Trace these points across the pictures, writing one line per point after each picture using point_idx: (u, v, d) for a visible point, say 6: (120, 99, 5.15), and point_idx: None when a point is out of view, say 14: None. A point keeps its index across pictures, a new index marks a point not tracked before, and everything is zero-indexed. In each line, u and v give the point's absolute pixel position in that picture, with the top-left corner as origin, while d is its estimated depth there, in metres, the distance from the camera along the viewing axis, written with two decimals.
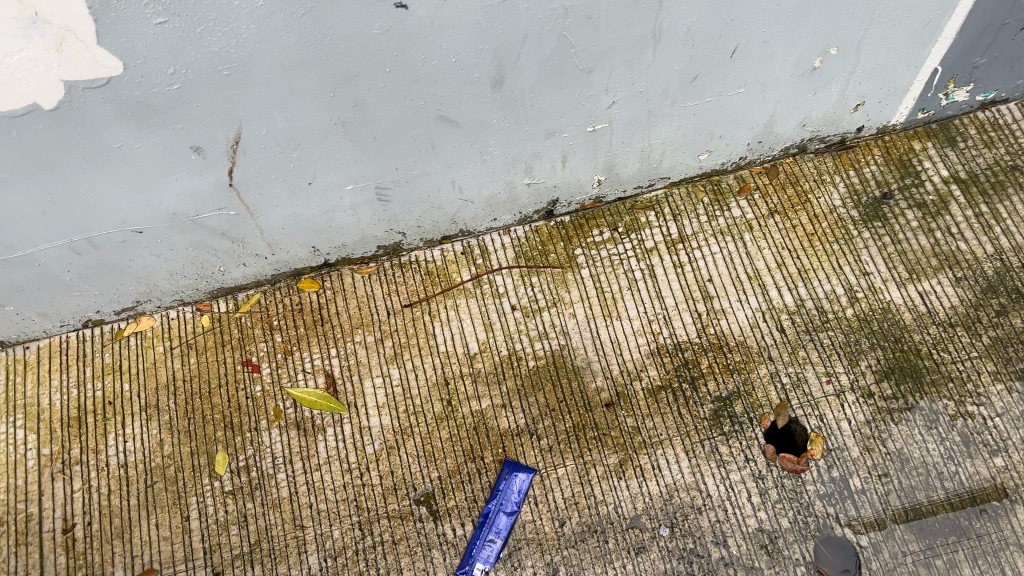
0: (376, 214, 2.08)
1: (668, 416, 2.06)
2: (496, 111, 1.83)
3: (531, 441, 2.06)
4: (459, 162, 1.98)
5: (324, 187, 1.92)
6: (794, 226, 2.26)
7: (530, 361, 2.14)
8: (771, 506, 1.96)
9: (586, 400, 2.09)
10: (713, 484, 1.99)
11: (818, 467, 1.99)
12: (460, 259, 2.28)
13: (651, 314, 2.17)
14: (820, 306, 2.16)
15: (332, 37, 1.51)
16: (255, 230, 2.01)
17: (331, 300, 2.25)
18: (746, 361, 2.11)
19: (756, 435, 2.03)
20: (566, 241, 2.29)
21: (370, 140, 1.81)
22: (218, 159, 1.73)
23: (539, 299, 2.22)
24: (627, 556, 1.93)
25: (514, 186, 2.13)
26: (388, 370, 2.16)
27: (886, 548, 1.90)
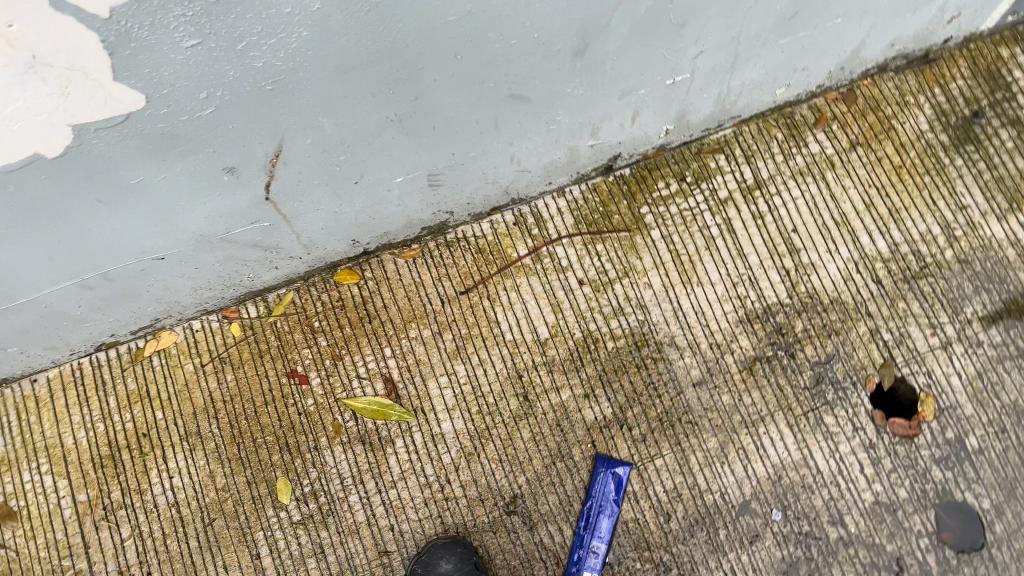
0: (425, 200, 1.80)
1: (766, 389, 1.90)
2: (574, 81, 1.54)
3: (621, 432, 1.89)
4: (522, 137, 1.69)
5: (372, 184, 1.63)
6: (879, 158, 2.03)
7: (609, 342, 1.94)
8: (886, 476, 1.85)
9: (676, 380, 1.92)
10: (822, 460, 1.86)
11: (931, 430, 1.86)
12: (513, 231, 2.01)
13: (735, 276, 1.97)
14: (918, 249, 1.97)
15: (399, 29, 1.21)
16: (292, 236, 1.73)
17: (376, 292, 1.99)
18: (843, 320, 1.93)
19: (862, 401, 1.89)
20: (629, 198, 2.02)
21: (429, 130, 1.51)
22: (254, 176, 1.45)
23: (608, 270, 1.98)
24: (741, 547, 1.82)
25: (576, 149, 1.84)
26: (452, 368, 1.94)
27: (1008, 508, 1.82)
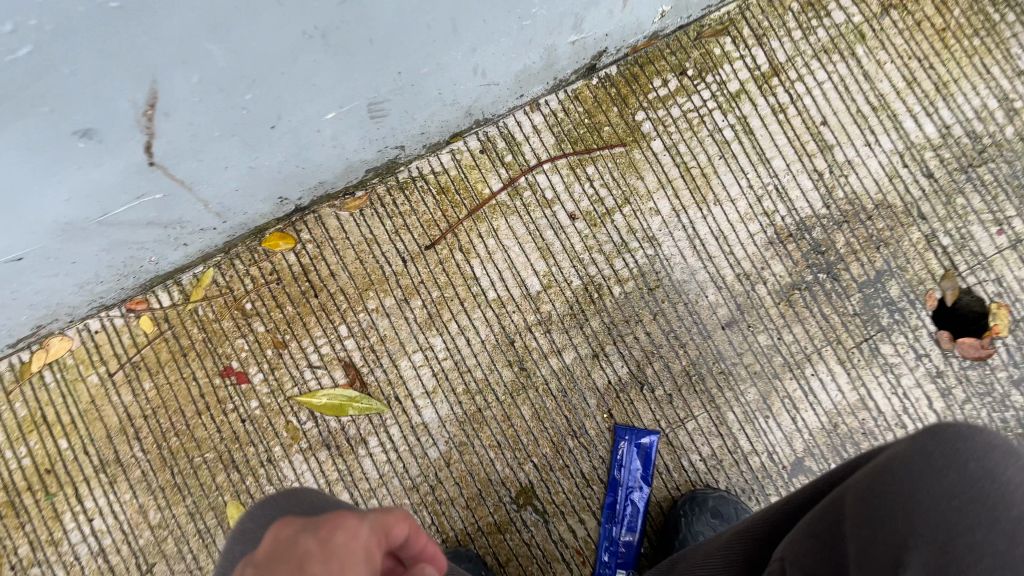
0: (366, 135, 1.40)
1: (809, 322, 1.57)
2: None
3: (642, 395, 1.56)
4: (488, 40, 1.28)
5: (295, 125, 1.23)
6: (917, 22, 1.66)
7: (615, 286, 1.59)
8: (960, 410, 1.55)
9: (700, 324, 1.58)
10: (884, 399, 1.55)
11: (1007, 348, 1.56)
12: (482, 161, 1.63)
13: (757, 187, 1.61)
14: (972, 130, 1.63)
15: None
16: (196, 204, 1.31)
17: (319, 259, 1.59)
18: (893, 228, 1.60)
19: (924, 322, 1.57)
20: (620, 104, 1.64)
21: (364, 45, 1.10)
22: (124, 137, 1.03)
23: (604, 198, 1.62)
24: None
25: (554, 49, 1.43)
26: (427, 342, 1.57)
27: None
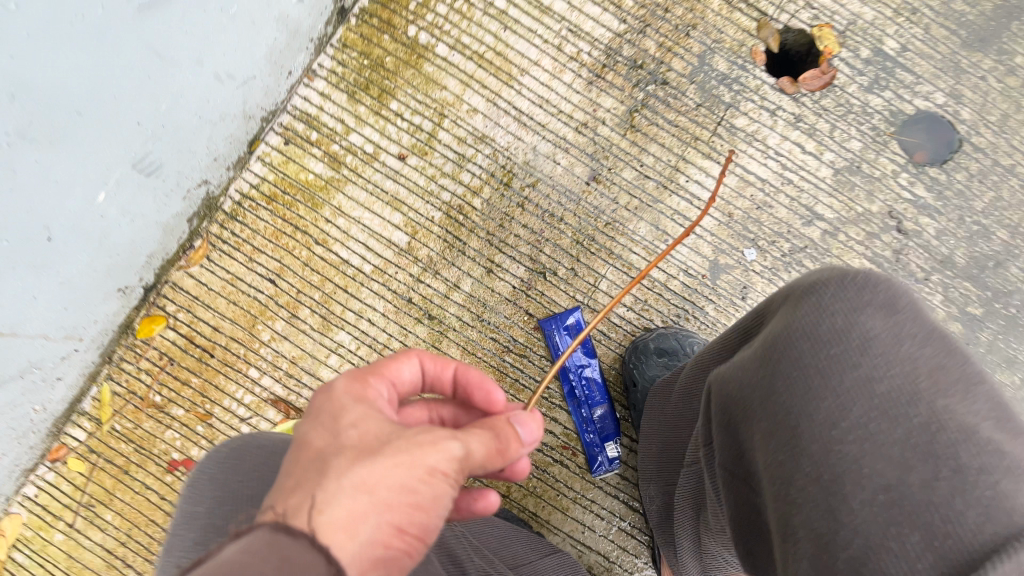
0: (157, 192, 1.35)
1: (661, 135, 1.55)
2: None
3: (550, 282, 1.54)
4: (206, 41, 1.22)
5: (70, 224, 1.19)
6: None
7: (475, 199, 1.56)
8: (831, 139, 1.54)
9: (567, 189, 1.55)
10: (761, 168, 1.54)
11: (846, 62, 1.55)
12: (292, 152, 1.57)
13: (552, 37, 1.57)
14: None
15: None
16: (32, 341, 1.28)
17: (195, 321, 1.57)
18: (692, 7, 1.56)
19: (761, 79, 1.55)
20: (388, 30, 1.58)
21: (70, 117, 1.05)
22: None
23: (424, 124, 1.57)
24: (739, 308, 1.53)
25: (285, 15, 1.38)
26: (334, 341, 1.55)
27: (964, 88, 1.54)
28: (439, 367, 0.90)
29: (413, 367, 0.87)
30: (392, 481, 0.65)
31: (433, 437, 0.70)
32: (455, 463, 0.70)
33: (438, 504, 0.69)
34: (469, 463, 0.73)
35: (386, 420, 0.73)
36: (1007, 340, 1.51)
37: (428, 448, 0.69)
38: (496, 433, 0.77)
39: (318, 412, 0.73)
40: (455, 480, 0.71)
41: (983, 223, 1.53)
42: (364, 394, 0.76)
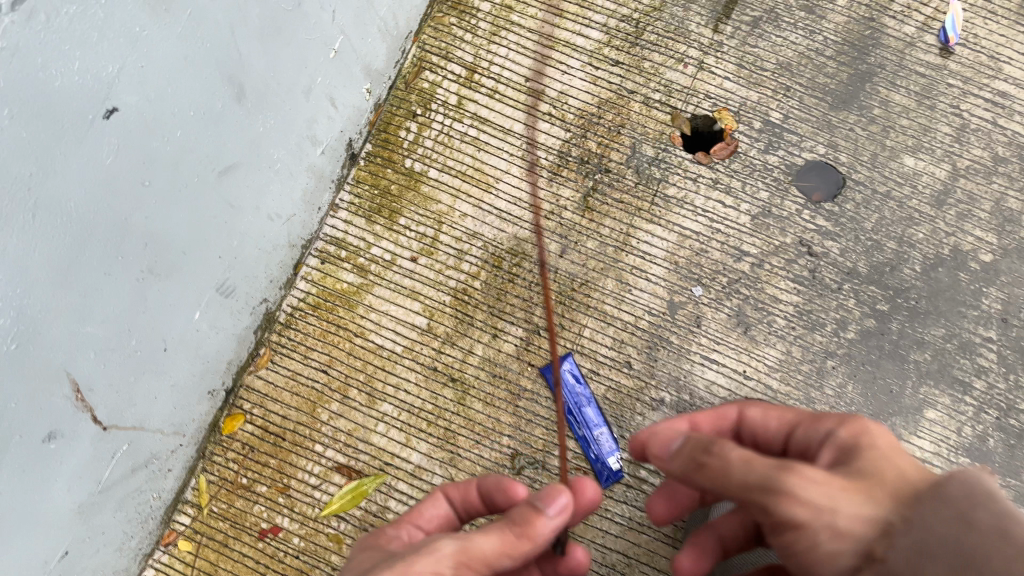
0: (234, 310, 1.75)
1: (612, 211, 1.98)
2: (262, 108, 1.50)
3: (544, 338, 1.93)
4: (262, 192, 1.66)
5: (179, 338, 1.58)
6: None
7: (476, 282, 1.97)
8: (745, 193, 1.96)
9: (546, 263, 1.97)
10: (694, 222, 1.96)
11: (744, 134, 1.99)
12: (328, 268, 1.99)
13: (516, 151, 2.02)
14: (624, 14, 2.06)
15: (75, 208, 1.13)
16: (155, 436, 1.65)
17: (267, 412, 1.94)
18: (618, 112, 2.02)
19: (681, 156, 1.99)
20: (390, 164, 2.03)
21: (180, 257, 1.46)
22: (75, 420, 1.37)
23: (427, 231, 2.00)
24: (696, 335, 1.91)
25: (314, 164, 1.83)
26: (380, 411, 1.93)
27: (838, 139, 1.98)
28: (460, 493, 1.27)
29: (434, 508, 1.27)
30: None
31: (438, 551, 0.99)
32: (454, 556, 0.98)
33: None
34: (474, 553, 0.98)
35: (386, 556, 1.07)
36: (912, 326, 1.89)
37: (419, 562, 0.98)
38: (514, 519, 1.02)
39: (349, 564, 1.12)
40: (453, 563, 0.98)
41: (875, 238, 1.93)
42: (377, 542, 1.16)
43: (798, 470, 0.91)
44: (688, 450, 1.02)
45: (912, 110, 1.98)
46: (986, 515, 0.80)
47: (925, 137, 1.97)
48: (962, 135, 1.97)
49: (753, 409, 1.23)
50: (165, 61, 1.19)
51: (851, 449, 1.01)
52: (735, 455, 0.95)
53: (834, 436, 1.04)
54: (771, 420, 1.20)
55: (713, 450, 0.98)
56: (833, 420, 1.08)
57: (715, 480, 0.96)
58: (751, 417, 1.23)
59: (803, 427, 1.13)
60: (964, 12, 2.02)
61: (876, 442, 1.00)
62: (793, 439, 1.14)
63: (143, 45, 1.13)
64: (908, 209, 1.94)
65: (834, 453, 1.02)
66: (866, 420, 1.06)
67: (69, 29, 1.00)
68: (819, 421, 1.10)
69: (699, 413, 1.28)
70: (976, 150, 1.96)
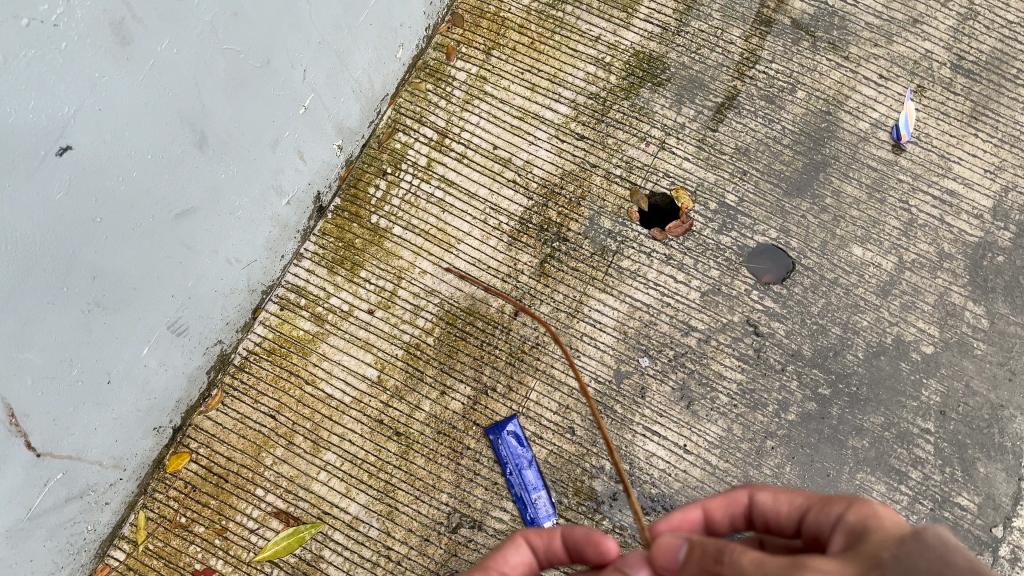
0: (185, 349, 1.79)
1: (567, 279, 2.03)
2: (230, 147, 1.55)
3: (491, 398, 1.97)
4: (221, 237, 1.71)
5: (124, 372, 1.61)
6: (513, 48, 2.21)
7: (429, 338, 2.01)
8: (696, 270, 2.02)
9: (499, 324, 2.01)
10: (645, 294, 2.01)
11: (699, 213, 2.06)
12: (286, 314, 2.03)
13: (480, 214, 2.09)
14: (592, 92, 2.16)
15: (19, 238, 1.18)
16: (93, 467, 1.67)
17: (212, 453, 1.96)
18: (580, 184, 2.10)
19: (638, 231, 2.05)
20: (356, 219, 2.10)
21: (130, 293, 1.51)
22: (7, 445, 1.38)
23: (386, 285, 2.05)
24: (640, 405, 1.94)
25: (278, 214, 1.89)
26: (323, 460, 1.95)
27: (790, 225, 2.04)
28: (544, 540, 1.12)
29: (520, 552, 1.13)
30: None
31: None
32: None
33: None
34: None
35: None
36: (852, 412, 1.92)
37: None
38: None
39: None
40: None
41: (820, 322, 1.98)
42: None
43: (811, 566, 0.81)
44: (695, 557, 0.91)
45: (862, 202, 2.05)
46: (964, 562, 0.71)
47: (874, 229, 2.03)
48: (909, 229, 2.03)
49: (762, 492, 1.10)
50: (124, 106, 1.25)
51: (860, 533, 0.89)
52: (745, 560, 0.84)
53: (844, 521, 0.94)
54: (781, 505, 1.08)
55: (725, 559, 0.87)
56: (843, 503, 0.97)
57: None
58: (762, 500, 1.10)
59: (815, 510, 1.01)
60: (917, 112, 2.12)
61: (885, 522, 0.90)
62: (805, 525, 1.02)
63: (102, 90, 1.19)
64: (854, 297, 1.99)
65: (845, 540, 0.91)
66: (873, 503, 0.95)
67: (27, 70, 1.07)
68: (830, 504, 0.98)
69: (711, 499, 1.15)
70: (922, 244, 2.02)
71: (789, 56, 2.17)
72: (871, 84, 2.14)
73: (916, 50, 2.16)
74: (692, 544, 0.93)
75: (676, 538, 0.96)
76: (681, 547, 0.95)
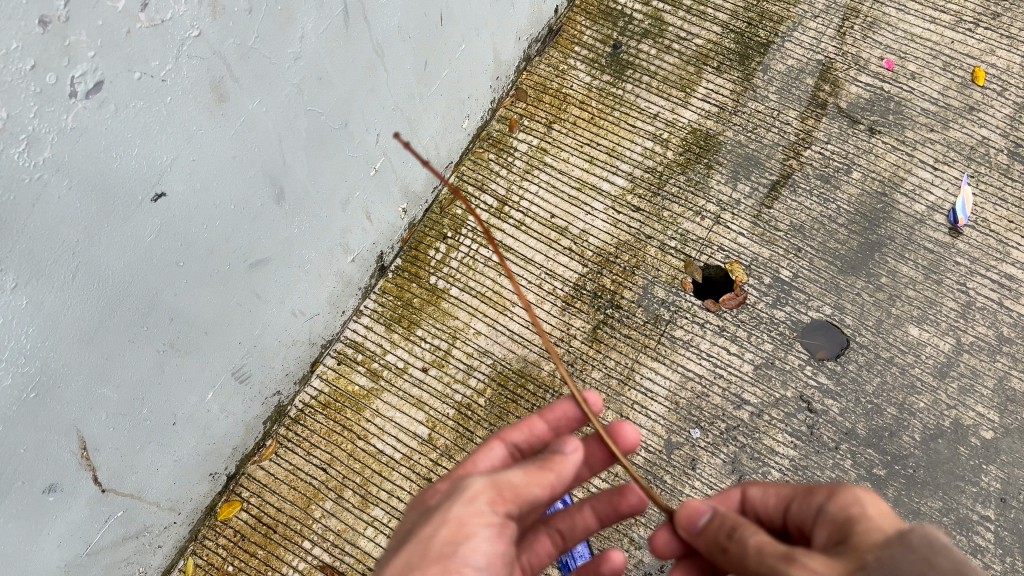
0: (246, 397, 1.84)
1: (619, 346, 2.04)
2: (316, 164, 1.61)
3: None
4: (289, 289, 1.78)
5: (189, 414, 1.66)
6: (573, 122, 2.29)
7: (480, 398, 2.03)
8: (749, 342, 2.02)
9: (550, 389, 2.03)
10: (697, 365, 2.01)
11: (753, 287, 2.08)
12: (343, 369, 2.09)
13: (535, 278, 2.13)
14: (649, 166, 2.22)
15: (111, 277, 1.25)
16: (151, 508, 1.71)
17: (263, 502, 1.98)
18: (635, 254, 2.14)
19: (691, 301, 2.08)
20: (415, 278, 2.17)
21: (202, 337, 1.57)
22: (77, 480, 1.42)
23: (440, 344, 2.09)
24: (690, 476, 1.91)
25: (342, 270, 1.96)
26: (370, 515, 1.95)
27: (845, 304, 2.05)
28: (525, 432, 1.17)
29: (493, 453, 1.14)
30: (416, 557, 0.86)
31: (472, 488, 0.93)
32: (487, 492, 0.93)
33: (472, 548, 0.88)
34: (521, 492, 0.94)
35: (425, 510, 0.99)
36: (909, 494, 1.87)
37: (455, 508, 0.91)
38: (538, 456, 0.99)
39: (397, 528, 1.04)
40: (490, 505, 0.92)
41: (875, 402, 1.95)
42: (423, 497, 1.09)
43: (802, 561, 0.84)
44: (711, 530, 1.00)
45: (918, 283, 2.05)
46: (947, 563, 0.76)
47: (930, 310, 2.02)
48: (967, 311, 2.02)
49: (753, 488, 1.14)
50: (215, 158, 1.34)
51: (846, 525, 0.92)
52: (752, 543, 0.92)
53: (827, 513, 0.96)
54: (767, 498, 1.11)
55: (735, 535, 0.96)
56: (824, 492, 0.99)
57: (735, 567, 0.94)
58: (754, 496, 1.14)
59: (798, 501, 1.04)
60: (974, 197, 2.13)
61: (868, 511, 0.92)
62: (789, 515, 1.05)
63: (197, 142, 1.28)
64: (910, 377, 1.97)
65: (830, 534, 0.94)
66: (858, 490, 0.97)
67: (135, 122, 1.15)
68: (813, 494, 1.01)
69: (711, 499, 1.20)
70: (980, 327, 2.00)
71: (845, 137, 2.22)
72: (927, 168, 2.17)
73: (972, 136, 2.19)
74: (713, 513, 1.02)
75: (704, 503, 1.05)
76: (704, 512, 1.03)
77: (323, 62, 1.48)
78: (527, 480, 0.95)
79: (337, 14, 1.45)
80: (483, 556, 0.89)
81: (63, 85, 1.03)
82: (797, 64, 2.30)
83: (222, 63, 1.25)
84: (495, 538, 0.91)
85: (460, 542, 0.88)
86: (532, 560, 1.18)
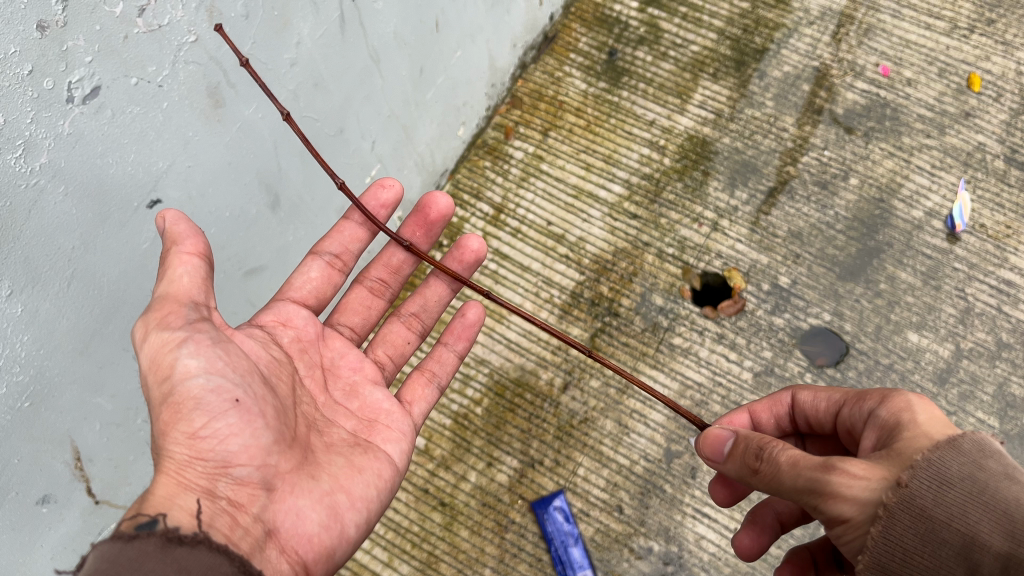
0: None
1: (616, 353, 2.02)
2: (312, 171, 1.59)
3: (537, 472, 1.94)
4: None
5: None
6: (569, 129, 2.28)
7: (478, 408, 2.00)
8: (749, 349, 2.00)
9: (547, 398, 2.01)
10: (696, 373, 1.98)
11: (751, 294, 2.07)
12: None
13: (532, 287, 2.10)
14: (646, 172, 2.21)
15: (106, 282, 1.23)
16: None
17: None
18: (632, 261, 2.12)
19: (690, 308, 2.05)
20: None
21: None
22: (70, 491, 1.37)
23: None
24: (690, 485, 1.90)
25: None
26: None
27: (845, 311, 2.03)
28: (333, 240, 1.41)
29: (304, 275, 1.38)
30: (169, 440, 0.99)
31: (143, 338, 1.02)
32: (156, 360, 0.99)
33: (192, 399, 0.98)
34: (178, 295, 1.04)
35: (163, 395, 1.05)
36: None
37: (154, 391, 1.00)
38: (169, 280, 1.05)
39: None
40: (176, 365, 0.98)
41: None
42: None
43: (842, 467, 0.89)
44: (739, 452, 1.03)
45: (917, 289, 2.04)
46: (996, 465, 0.91)
47: (929, 316, 2.01)
48: (966, 317, 2.01)
49: (803, 392, 1.21)
50: (211, 164, 1.32)
51: (891, 429, 0.99)
52: (783, 458, 0.94)
53: (878, 416, 1.02)
54: (817, 401, 1.19)
55: (764, 455, 0.98)
56: (876, 398, 1.05)
57: (768, 485, 0.97)
58: (804, 399, 1.21)
59: (850, 405, 1.10)
60: (971, 203, 2.13)
61: (919, 417, 0.97)
62: (840, 418, 1.13)
63: (194, 148, 1.26)
64: (910, 383, 1.95)
65: (877, 436, 1.01)
66: (909, 394, 1.02)
67: (131, 126, 1.13)
68: (865, 398, 1.07)
69: (756, 403, 1.29)
70: (979, 332, 1.99)
71: (841, 144, 2.21)
72: (925, 174, 2.16)
73: (969, 142, 2.19)
74: (737, 438, 1.05)
75: (724, 429, 1.09)
76: (727, 439, 1.07)
77: (319, 68, 1.47)
78: (173, 312, 1.02)
79: (334, 20, 1.44)
80: (194, 362, 0.99)
81: (60, 91, 1.02)
82: (794, 71, 2.30)
83: (219, 69, 1.24)
84: (202, 367, 0.99)
85: (183, 406, 0.98)
86: (391, 349, 1.45)
